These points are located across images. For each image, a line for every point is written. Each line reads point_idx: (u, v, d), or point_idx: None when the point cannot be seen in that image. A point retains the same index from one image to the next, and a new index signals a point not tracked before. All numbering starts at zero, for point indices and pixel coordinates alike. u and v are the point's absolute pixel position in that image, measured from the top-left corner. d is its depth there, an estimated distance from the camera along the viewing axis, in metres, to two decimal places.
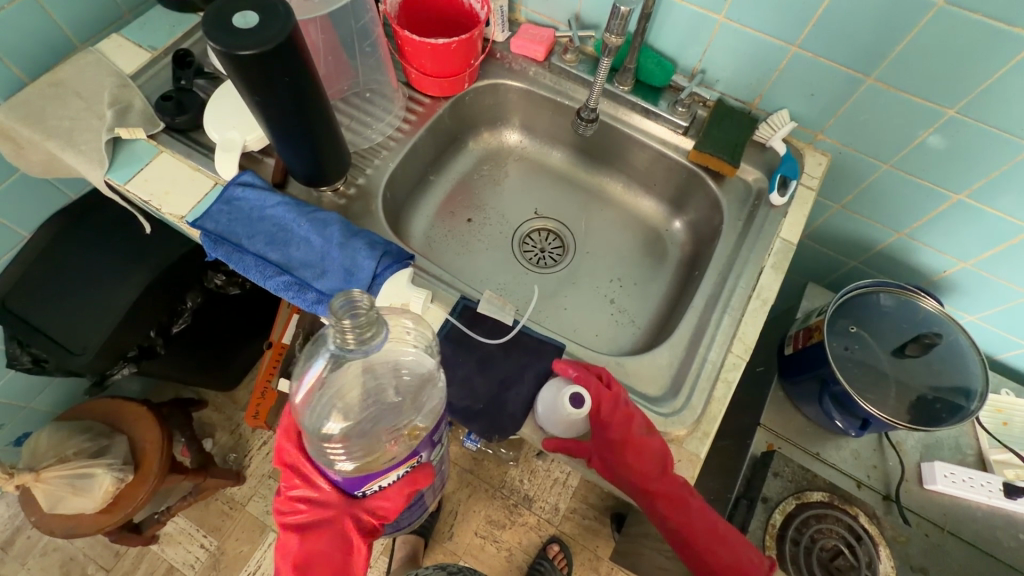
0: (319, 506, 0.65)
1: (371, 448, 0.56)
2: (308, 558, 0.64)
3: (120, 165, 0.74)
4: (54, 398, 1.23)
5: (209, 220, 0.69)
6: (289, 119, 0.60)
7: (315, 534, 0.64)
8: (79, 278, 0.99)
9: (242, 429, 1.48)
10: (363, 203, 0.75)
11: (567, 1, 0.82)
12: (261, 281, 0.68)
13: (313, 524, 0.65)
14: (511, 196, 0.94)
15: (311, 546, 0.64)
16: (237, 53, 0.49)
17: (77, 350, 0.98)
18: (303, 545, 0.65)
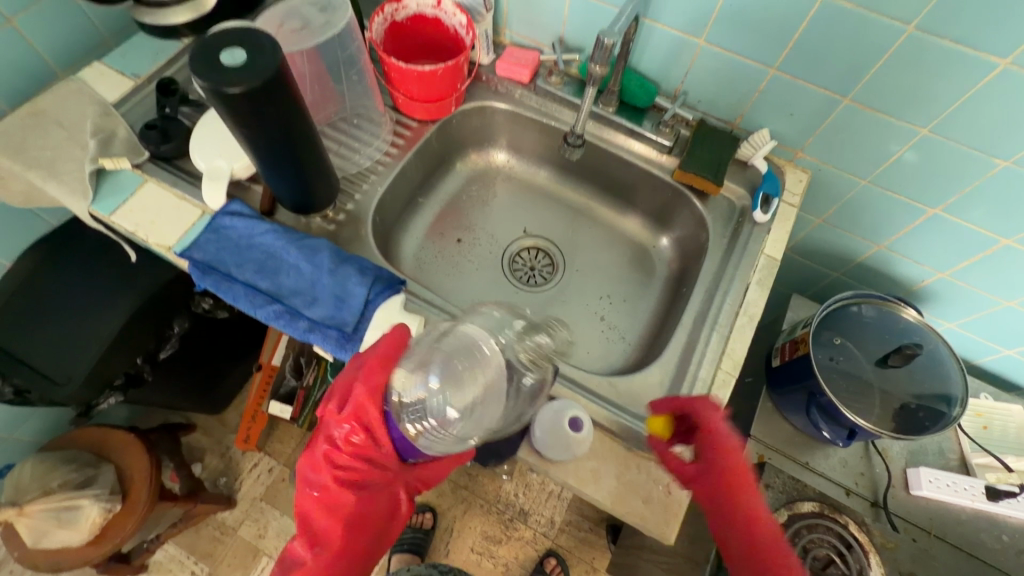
0: (381, 468, 0.61)
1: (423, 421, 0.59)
2: (356, 516, 0.61)
3: (104, 197, 0.73)
4: (37, 428, 1.21)
5: (197, 250, 0.69)
6: (278, 149, 0.61)
7: (371, 495, 0.61)
8: (63, 307, 0.98)
9: (232, 452, 1.46)
10: (353, 229, 0.75)
11: (551, 25, 0.84)
12: (251, 310, 0.68)
13: (369, 484, 0.61)
14: (500, 215, 0.95)
15: (366, 505, 0.61)
16: (226, 90, 0.49)
17: (62, 380, 0.97)
18: (356, 506, 0.61)
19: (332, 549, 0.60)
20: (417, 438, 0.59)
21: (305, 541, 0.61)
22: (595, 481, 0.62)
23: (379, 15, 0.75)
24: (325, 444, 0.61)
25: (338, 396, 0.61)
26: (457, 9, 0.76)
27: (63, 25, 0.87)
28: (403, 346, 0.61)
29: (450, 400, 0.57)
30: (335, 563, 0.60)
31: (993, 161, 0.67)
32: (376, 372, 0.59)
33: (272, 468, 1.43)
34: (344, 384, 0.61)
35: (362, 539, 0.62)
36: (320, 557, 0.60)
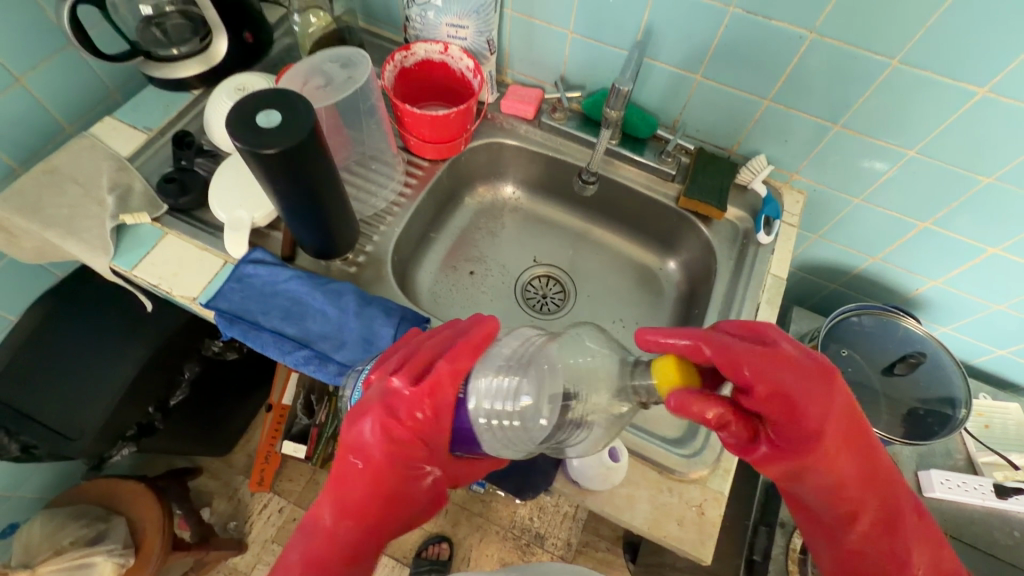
0: (434, 449, 0.57)
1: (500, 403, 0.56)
2: (391, 496, 0.56)
3: (126, 251, 0.74)
4: (41, 483, 1.18)
5: (222, 299, 0.70)
6: (305, 201, 0.62)
7: (414, 475, 0.57)
8: (73, 359, 0.97)
9: (240, 494, 1.43)
10: (374, 270, 0.77)
11: (552, 64, 0.87)
12: (280, 356, 0.68)
13: (414, 463, 0.56)
14: (510, 246, 0.97)
15: (406, 486, 0.56)
16: (263, 151, 0.51)
17: (74, 435, 0.95)
18: (397, 483, 0.56)
19: (360, 521, 0.56)
20: (485, 432, 0.57)
21: (333, 508, 0.56)
22: (630, 507, 0.63)
23: (390, 63, 0.78)
24: (384, 414, 0.55)
25: (412, 367, 0.56)
26: (464, 54, 0.79)
27: (71, 82, 0.89)
28: (493, 338, 0.60)
29: (527, 390, 0.55)
30: (358, 536, 0.56)
31: (978, 178, 0.72)
32: (463, 354, 0.57)
33: (282, 508, 1.41)
34: (422, 357, 0.57)
35: (390, 519, 0.57)
36: (348, 530, 0.55)
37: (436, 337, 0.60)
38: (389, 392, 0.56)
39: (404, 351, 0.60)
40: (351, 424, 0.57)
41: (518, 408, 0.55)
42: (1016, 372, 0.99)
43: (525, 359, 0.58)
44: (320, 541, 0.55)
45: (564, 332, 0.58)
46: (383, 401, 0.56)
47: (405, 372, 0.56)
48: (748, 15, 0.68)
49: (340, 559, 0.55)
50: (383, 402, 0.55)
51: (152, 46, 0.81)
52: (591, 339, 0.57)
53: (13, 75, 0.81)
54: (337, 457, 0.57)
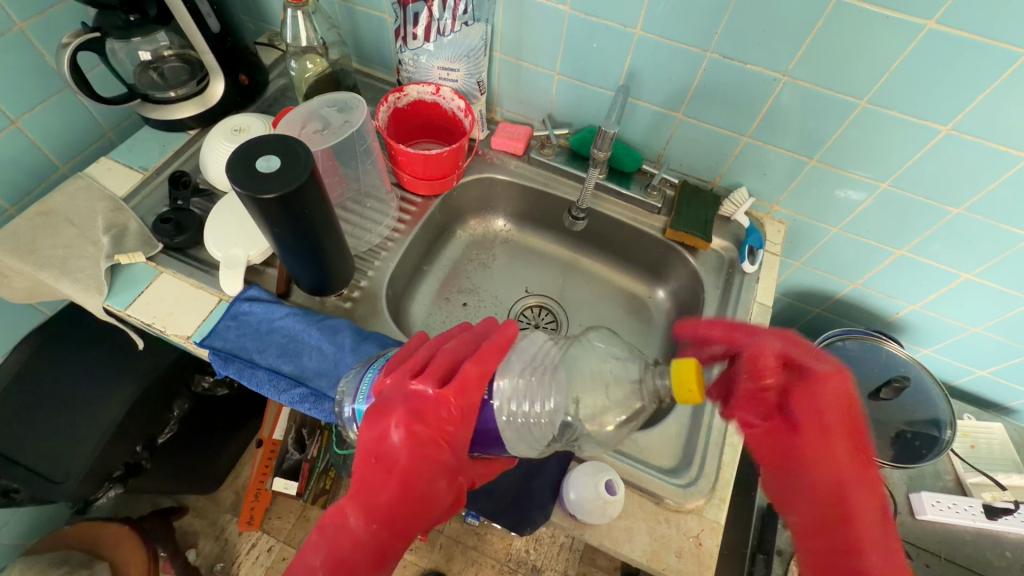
0: (457, 452, 0.55)
1: (525, 403, 0.56)
2: (414, 497, 0.54)
3: (120, 290, 0.74)
4: (21, 528, 1.14)
5: (217, 337, 0.70)
6: (302, 241, 0.63)
7: (436, 477, 0.54)
8: (60, 399, 0.95)
9: (227, 534, 1.39)
10: (369, 304, 0.78)
11: (540, 103, 0.91)
12: (275, 394, 0.69)
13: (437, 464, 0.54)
14: (502, 276, 0.99)
15: (432, 488, 0.54)
16: (262, 195, 0.53)
17: (60, 478, 0.93)
18: (422, 484, 0.54)
19: (386, 524, 0.53)
20: (512, 434, 0.56)
21: (358, 510, 0.53)
22: (628, 539, 0.64)
23: (384, 104, 0.81)
24: (409, 415, 0.53)
25: (435, 370, 0.56)
26: (455, 94, 0.82)
27: (66, 123, 0.90)
28: (512, 344, 0.59)
29: (554, 391, 0.56)
30: (384, 540, 0.53)
31: (947, 209, 0.76)
32: (488, 356, 0.56)
33: (271, 548, 1.37)
34: (445, 360, 0.57)
35: (417, 523, 0.54)
36: (377, 535, 0.52)
37: (455, 342, 0.60)
38: (413, 394, 0.54)
39: (421, 355, 0.59)
40: (373, 427, 0.54)
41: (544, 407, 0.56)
42: (996, 392, 1.02)
43: (549, 362, 0.59)
44: (345, 544, 0.51)
45: (576, 338, 0.63)
46: (407, 403, 0.54)
47: (428, 375, 0.55)
48: (725, 59, 0.72)
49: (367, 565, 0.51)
50: (408, 404, 0.54)
51: (149, 88, 0.83)
52: (602, 342, 0.63)
53: (9, 118, 0.82)
54: (359, 460, 0.55)
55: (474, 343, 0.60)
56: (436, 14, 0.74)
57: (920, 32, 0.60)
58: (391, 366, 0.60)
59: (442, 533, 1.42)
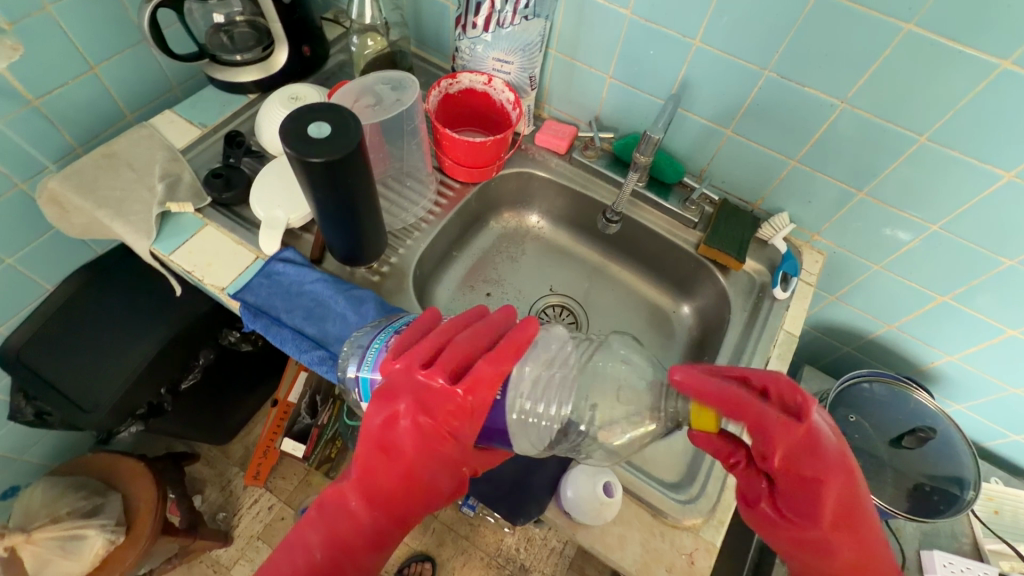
0: (462, 444, 0.57)
1: (539, 404, 0.57)
2: (416, 484, 0.56)
3: (167, 236, 0.78)
4: (48, 449, 1.21)
5: (249, 293, 0.73)
6: (341, 210, 0.65)
7: (438, 467, 0.56)
8: (98, 333, 1.01)
9: (233, 486, 1.45)
10: (396, 281, 0.80)
11: (589, 104, 0.91)
12: (296, 354, 0.71)
13: (441, 453, 0.56)
14: (528, 272, 1.00)
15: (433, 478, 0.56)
16: (310, 159, 0.55)
17: (89, 408, 0.98)
18: (425, 473, 0.56)
19: (386, 509, 0.55)
20: (519, 431, 0.57)
21: (360, 494, 0.55)
22: (620, 547, 0.63)
23: (436, 88, 0.83)
24: (417, 407, 0.54)
25: (446, 363, 0.55)
26: (507, 87, 0.83)
27: (139, 74, 0.95)
28: (530, 341, 0.58)
29: (569, 398, 0.57)
30: (384, 523, 0.55)
31: (1001, 259, 0.72)
32: (504, 356, 0.55)
33: (272, 506, 1.43)
34: (459, 353, 0.56)
35: (417, 509, 0.57)
36: (378, 519, 0.55)
37: (470, 332, 0.59)
38: (422, 386, 0.54)
39: (434, 341, 0.57)
40: (380, 412, 0.55)
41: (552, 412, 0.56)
42: None
43: (566, 365, 0.59)
44: (346, 525, 0.54)
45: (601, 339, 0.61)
46: (416, 393, 0.54)
47: (440, 369, 0.54)
48: (783, 80, 0.71)
49: (366, 546, 0.54)
50: (416, 395, 0.54)
51: (218, 50, 0.87)
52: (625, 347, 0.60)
53: (88, 64, 0.87)
54: (363, 445, 0.56)
55: (490, 335, 0.60)
56: (498, 6, 0.75)
57: (992, 71, 0.58)
58: (402, 344, 0.59)
59: (437, 518, 1.44)
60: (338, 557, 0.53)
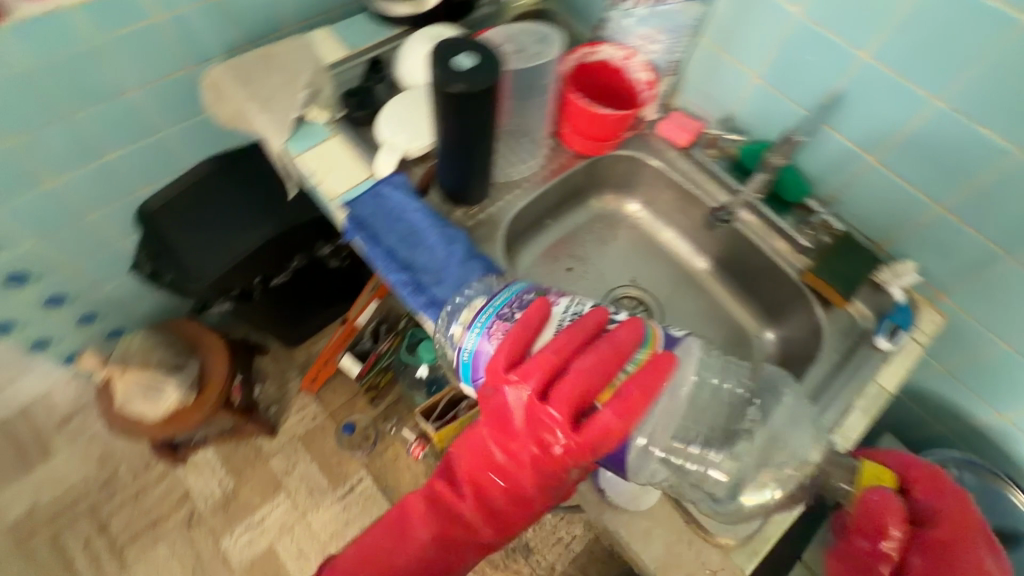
0: (574, 479, 0.57)
1: (660, 429, 0.57)
2: (526, 502, 0.58)
3: (299, 137, 0.84)
4: (152, 307, 1.36)
5: (356, 206, 0.78)
6: (460, 145, 0.68)
7: (548, 492, 0.57)
8: (217, 215, 1.12)
9: (288, 386, 1.57)
10: (488, 230, 0.82)
11: (726, 101, 0.87)
12: (383, 271, 0.75)
13: (552, 481, 0.57)
14: (614, 259, 0.99)
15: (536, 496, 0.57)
16: (448, 88, 0.58)
17: (195, 276, 1.10)
18: (534, 496, 0.58)
19: (497, 522, 0.59)
20: (638, 465, 0.57)
21: (471, 505, 0.59)
22: (644, 540, 0.62)
23: (573, 54, 0.83)
24: (532, 429, 0.55)
25: (565, 403, 0.53)
26: (645, 67, 0.82)
27: None
28: (663, 384, 0.54)
29: (697, 436, 0.57)
30: (496, 534, 0.60)
31: None
32: (632, 403, 0.53)
33: (316, 415, 1.54)
34: (579, 393, 0.53)
35: (523, 523, 0.60)
36: (488, 533, 0.60)
37: (596, 361, 0.55)
38: (534, 413, 0.54)
39: (556, 369, 0.55)
40: (495, 432, 0.57)
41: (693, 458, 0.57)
42: None
43: (677, 399, 0.58)
44: (457, 528, 0.60)
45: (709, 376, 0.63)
46: (533, 427, 0.55)
47: (556, 408, 0.53)
48: (956, 113, 0.64)
49: (477, 548, 0.60)
50: (534, 430, 0.55)
51: None
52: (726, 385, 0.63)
53: None
54: (476, 459, 0.59)
55: (618, 363, 0.55)
56: None
57: None
58: (514, 360, 0.57)
59: None
60: (449, 552, 0.60)
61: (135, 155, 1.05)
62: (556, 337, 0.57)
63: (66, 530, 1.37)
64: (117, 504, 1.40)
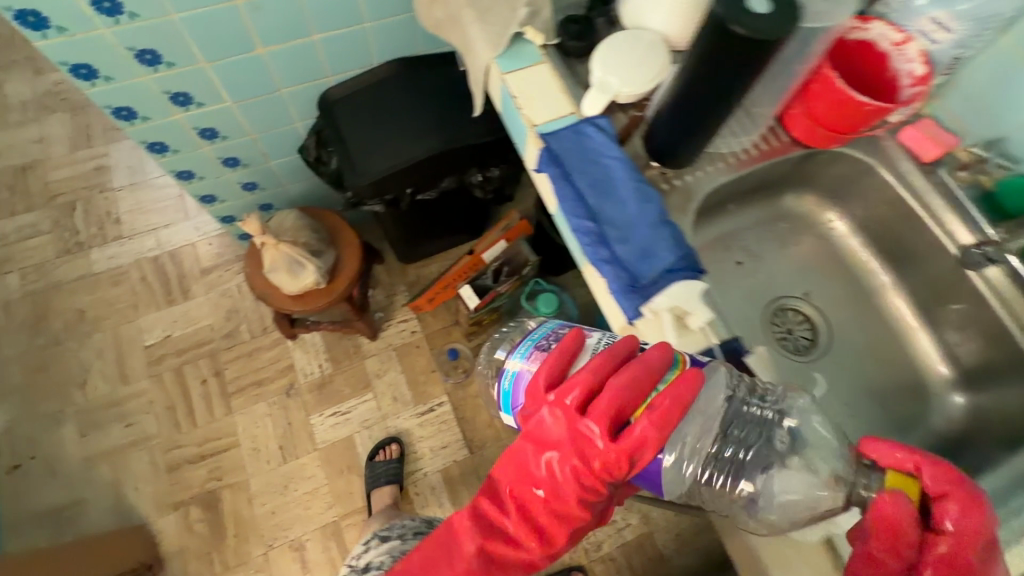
0: (610, 491, 0.61)
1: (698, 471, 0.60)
2: (557, 520, 0.61)
3: (509, 55, 0.81)
4: (303, 191, 1.44)
5: (555, 140, 0.74)
6: (696, 99, 0.63)
7: (582, 510, 0.61)
8: (393, 119, 1.16)
9: (396, 298, 1.64)
10: (681, 200, 0.75)
11: (1003, 120, 0.75)
12: (567, 215, 0.72)
13: (587, 500, 0.60)
14: (790, 267, 0.90)
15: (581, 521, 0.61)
16: (731, 26, 0.53)
17: (359, 172, 1.14)
18: (563, 511, 0.60)
19: (524, 542, 0.62)
20: (672, 483, 0.60)
21: (492, 528, 0.62)
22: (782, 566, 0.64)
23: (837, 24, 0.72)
24: (573, 449, 0.58)
25: (604, 414, 0.57)
26: (921, 57, 0.70)
27: None
28: (692, 399, 0.59)
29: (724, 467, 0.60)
30: (523, 559, 0.62)
31: None
32: (666, 415, 0.57)
33: (414, 331, 1.61)
34: (616, 404, 0.58)
35: (554, 544, 0.63)
36: (514, 552, 0.62)
37: (625, 375, 0.59)
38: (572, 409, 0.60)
39: (589, 383, 0.60)
40: (533, 452, 0.60)
41: (715, 486, 0.60)
42: None
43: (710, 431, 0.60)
44: (479, 561, 0.61)
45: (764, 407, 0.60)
46: (573, 441, 0.58)
47: (596, 419, 0.57)
48: None
49: (495, 573, 0.62)
50: (574, 443, 0.58)
51: None
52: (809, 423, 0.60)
53: None
54: (504, 471, 0.63)
55: (650, 378, 0.60)
56: None
57: None
58: (551, 379, 0.64)
59: None
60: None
61: (335, 41, 1.07)
62: (591, 360, 0.62)
63: (190, 364, 1.53)
64: (234, 356, 1.55)
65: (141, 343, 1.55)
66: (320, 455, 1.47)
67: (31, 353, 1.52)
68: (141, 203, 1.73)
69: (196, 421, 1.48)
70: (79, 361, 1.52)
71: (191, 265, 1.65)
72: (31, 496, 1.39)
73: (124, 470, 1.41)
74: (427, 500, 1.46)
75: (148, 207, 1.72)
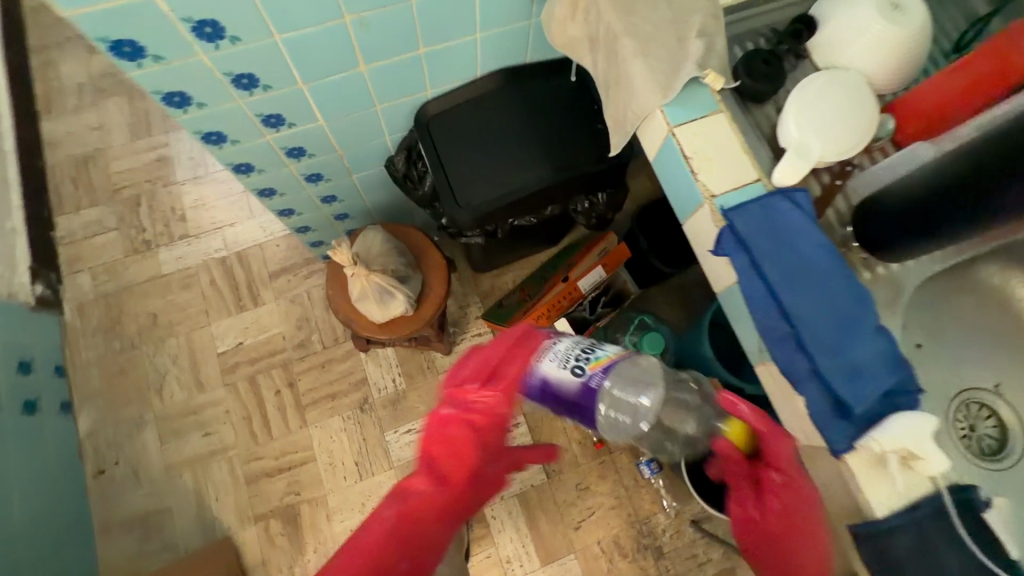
0: (497, 442, 0.69)
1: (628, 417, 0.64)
2: (471, 478, 0.67)
3: (680, 104, 0.68)
4: (380, 202, 1.35)
5: (739, 216, 0.63)
6: (971, 191, 0.52)
7: (482, 466, 0.68)
8: (499, 142, 1.05)
9: (468, 310, 1.56)
10: (885, 292, 0.64)
11: None
12: (755, 312, 0.61)
13: (477, 460, 0.68)
14: (977, 350, 0.77)
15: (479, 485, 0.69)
16: None
17: (463, 203, 1.04)
18: (477, 471, 0.68)
19: (446, 506, 0.66)
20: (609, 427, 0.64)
21: (412, 496, 0.65)
22: None
23: None
24: (475, 414, 0.67)
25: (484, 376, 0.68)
26: None
27: None
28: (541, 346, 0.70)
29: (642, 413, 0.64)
30: (433, 522, 0.65)
31: None
32: (521, 356, 0.68)
33: None
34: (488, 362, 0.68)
35: (466, 505, 0.68)
36: (431, 521, 0.64)
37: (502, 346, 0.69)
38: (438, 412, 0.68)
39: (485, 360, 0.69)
40: (451, 412, 0.67)
41: (620, 425, 0.64)
42: None
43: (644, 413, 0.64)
44: (415, 508, 0.64)
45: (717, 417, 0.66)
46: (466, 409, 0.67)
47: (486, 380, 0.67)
48: None
49: (406, 542, 0.62)
50: (468, 410, 0.66)
51: None
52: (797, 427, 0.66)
53: None
54: (433, 433, 0.67)
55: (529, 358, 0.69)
56: None
57: None
58: (459, 371, 0.70)
59: (612, 456, 1.46)
60: (410, 527, 0.63)
61: (441, 55, 0.94)
62: (497, 341, 0.70)
63: (263, 374, 1.51)
64: (306, 367, 1.51)
65: (214, 350, 1.53)
66: (395, 473, 1.44)
67: (108, 358, 1.51)
68: (205, 200, 1.66)
69: (271, 433, 1.46)
70: (154, 367, 1.51)
71: (258, 268, 1.59)
72: (117, 502, 1.41)
73: (205, 481, 1.42)
74: (502, 524, 1.42)
75: (212, 205, 1.66)
